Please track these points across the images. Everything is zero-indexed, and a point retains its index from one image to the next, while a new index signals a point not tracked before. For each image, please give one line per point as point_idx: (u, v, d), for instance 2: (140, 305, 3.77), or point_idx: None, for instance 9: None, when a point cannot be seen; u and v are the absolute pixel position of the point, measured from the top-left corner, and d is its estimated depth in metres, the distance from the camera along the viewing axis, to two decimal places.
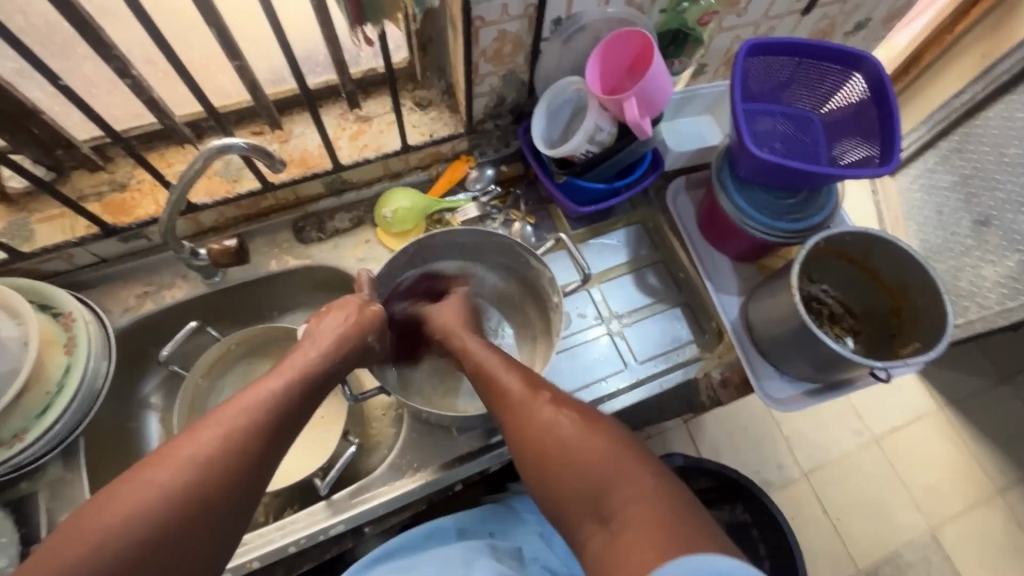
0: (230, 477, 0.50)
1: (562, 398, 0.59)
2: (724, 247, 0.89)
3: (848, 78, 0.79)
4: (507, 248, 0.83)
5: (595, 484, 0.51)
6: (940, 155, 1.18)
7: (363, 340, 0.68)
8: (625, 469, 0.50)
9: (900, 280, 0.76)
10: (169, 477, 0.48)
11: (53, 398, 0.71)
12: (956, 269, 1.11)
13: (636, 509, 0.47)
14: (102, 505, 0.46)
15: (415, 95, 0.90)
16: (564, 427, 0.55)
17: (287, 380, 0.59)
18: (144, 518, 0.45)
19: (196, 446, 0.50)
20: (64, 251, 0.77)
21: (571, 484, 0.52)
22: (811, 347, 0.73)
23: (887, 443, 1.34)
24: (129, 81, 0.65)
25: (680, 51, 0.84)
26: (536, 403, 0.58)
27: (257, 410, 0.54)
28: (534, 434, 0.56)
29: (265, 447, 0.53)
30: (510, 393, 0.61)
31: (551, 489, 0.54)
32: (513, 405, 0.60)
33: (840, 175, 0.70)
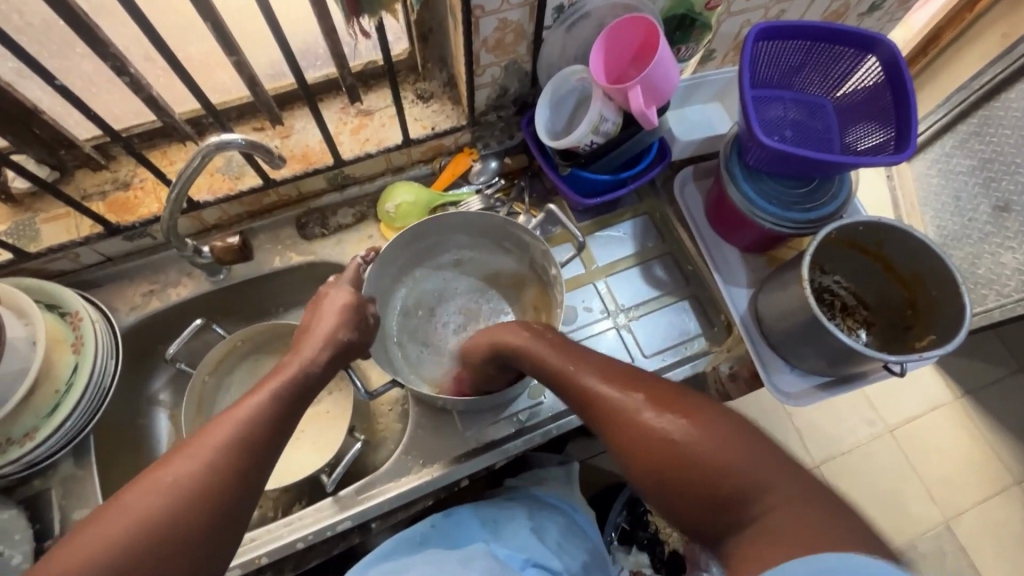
0: (208, 499, 0.48)
1: (658, 390, 0.53)
2: (734, 238, 0.86)
3: (861, 61, 0.76)
4: (498, 227, 0.83)
5: (722, 490, 0.45)
6: (959, 139, 1.14)
7: (336, 340, 0.67)
8: (752, 466, 0.45)
9: (914, 270, 0.74)
10: (142, 503, 0.46)
11: (62, 396, 0.72)
12: (974, 256, 1.09)
13: (777, 512, 0.42)
14: (78, 539, 0.44)
15: (416, 87, 0.88)
16: (671, 424, 0.49)
17: (265, 394, 0.57)
18: (129, 547, 0.44)
19: (171, 470, 0.48)
20: (70, 251, 0.78)
21: (688, 489, 0.46)
22: (823, 341, 0.72)
23: (901, 433, 1.32)
24: (127, 79, 0.64)
25: (687, 37, 0.81)
26: (632, 401, 0.52)
27: (234, 428, 0.53)
28: (638, 438, 0.50)
29: (246, 464, 0.51)
30: (600, 394, 0.55)
31: (667, 495, 0.48)
32: (607, 407, 0.54)
33: (854, 162, 0.67)
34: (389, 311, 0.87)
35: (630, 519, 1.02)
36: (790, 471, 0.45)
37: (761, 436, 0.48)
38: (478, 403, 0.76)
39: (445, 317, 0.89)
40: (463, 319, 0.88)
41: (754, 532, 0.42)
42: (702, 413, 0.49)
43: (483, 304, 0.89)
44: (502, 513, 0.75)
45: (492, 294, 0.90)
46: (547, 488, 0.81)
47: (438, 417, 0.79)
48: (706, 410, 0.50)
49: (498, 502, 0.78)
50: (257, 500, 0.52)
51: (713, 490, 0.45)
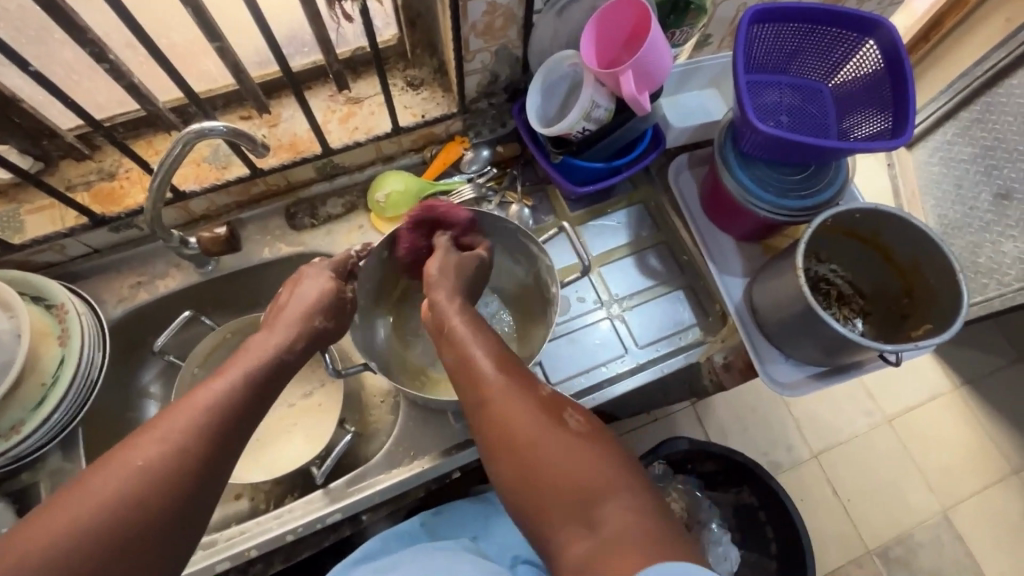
0: (175, 483, 0.48)
1: (544, 391, 0.54)
2: (729, 227, 0.85)
3: (860, 45, 0.74)
4: (510, 233, 0.81)
5: (578, 488, 0.47)
6: (960, 126, 1.12)
7: (311, 327, 0.66)
8: (607, 476, 0.47)
9: (910, 259, 0.73)
10: (106, 487, 0.45)
11: (48, 390, 0.71)
12: (975, 245, 1.07)
13: (616, 523, 0.44)
14: (37, 524, 0.43)
15: (406, 75, 0.87)
16: (546, 426, 0.50)
17: (230, 374, 0.56)
18: (91, 530, 0.43)
19: (136, 453, 0.48)
20: (55, 242, 0.77)
21: (548, 483, 0.48)
22: (817, 330, 0.70)
23: (899, 423, 1.31)
24: (107, 66, 0.63)
25: (681, 21, 0.79)
26: (516, 395, 0.53)
27: (200, 410, 0.52)
28: (516, 426, 0.51)
29: (212, 446, 0.51)
30: (492, 379, 0.55)
31: (521, 491, 0.49)
32: (491, 396, 0.54)
33: (848, 148, 0.66)
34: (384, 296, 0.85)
35: None
36: (640, 484, 0.47)
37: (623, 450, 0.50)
38: None
39: None
40: None
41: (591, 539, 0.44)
42: (575, 420, 0.51)
43: (478, 304, 0.89)
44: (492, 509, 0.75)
45: (489, 297, 0.90)
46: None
47: (429, 410, 0.79)
48: (583, 419, 0.52)
49: (490, 497, 0.78)
50: (224, 483, 0.52)
51: (564, 493, 0.47)
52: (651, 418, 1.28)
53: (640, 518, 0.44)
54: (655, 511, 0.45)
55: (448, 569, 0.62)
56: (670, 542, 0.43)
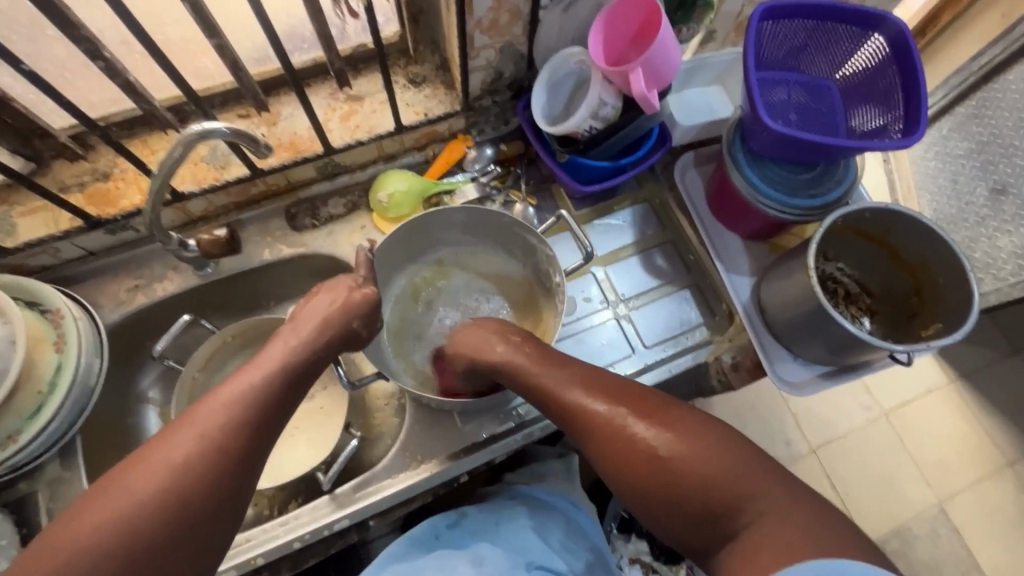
0: (206, 483, 0.49)
1: (647, 404, 0.56)
2: (736, 225, 0.84)
3: (864, 40, 0.74)
4: (505, 227, 0.80)
5: (712, 498, 0.49)
6: (956, 121, 1.12)
7: (348, 328, 0.67)
8: (744, 479, 0.49)
9: (921, 257, 0.72)
10: (142, 485, 0.47)
11: (45, 398, 0.69)
12: (972, 239, 1.08)
13: (768, 522, 0.46)
14: (76, 517, 0.46)
15: (408, 71, 0.85)
16: (664, 441, 0.52)
17: (261, 372, 0.58)
18: (131, 525, 0.46)
19: (169, 451, 0.49)
20: (49, 245, 0.74)
21: (680, 500, 0.50)
22: (827, 330, 0.70)
23: (897, 417, 1.32)
24: (102, 64, 0.61)
25: (688, 17, 0.78)
26: (622, 416, 0.55)
27: (230, 407, 0.53)
28: (628, 451, 0.53)
29: (245, 447, 0.52)
30: (587, 410, 0.57)
31: (657, 509, 0.52)
32: (597, 422, 0.56)
33: (861, 146, 0.65)
34: (384, 298, 0.86)
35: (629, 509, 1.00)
36: (778, 478, 0.49)
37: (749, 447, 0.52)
38: (481, 404, 0.75)
39: (441, 314, 0.86)
40: (460, 316, 0.86)
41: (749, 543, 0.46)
42: (690, 427, 0.53)
43: (483, 303, 0.87)
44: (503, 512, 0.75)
45: (492, 293, 0.88)
46: (548, 484, 0.80)
47: (436, 412, 0.78)
48: (688, 423, 0.53)
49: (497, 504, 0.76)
50: (252, 483, 0.53)
51: (706, 504, 0.49)
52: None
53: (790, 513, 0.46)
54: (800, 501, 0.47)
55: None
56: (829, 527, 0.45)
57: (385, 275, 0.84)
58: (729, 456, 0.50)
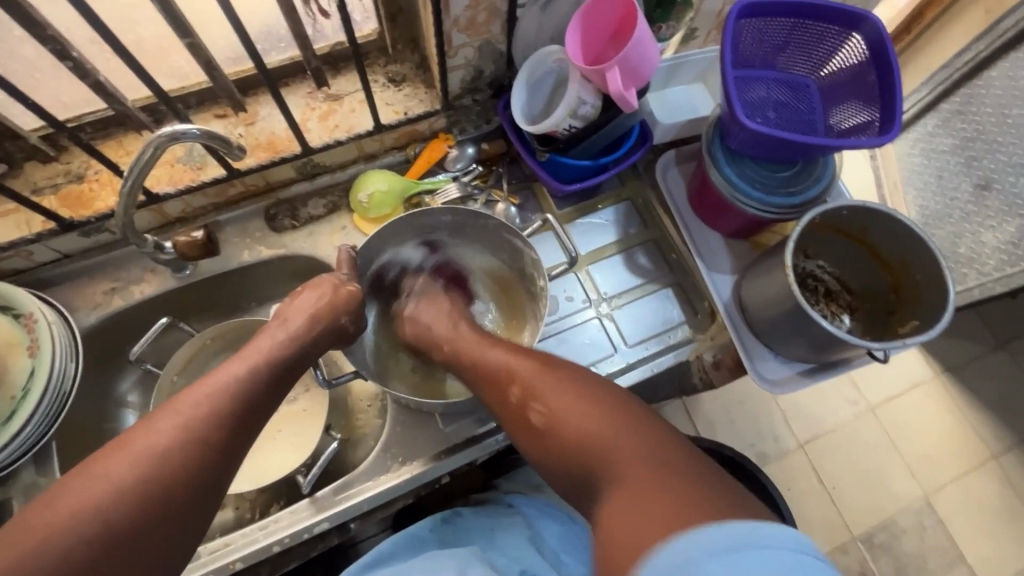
0: (184, 473, 0.49)
1: (558, 367, 0.59)
2: (718, 224, 0.84)
3: (846, 39, 0.74)
4: (491, 229, 0.80)
5: (587, 444, 0.51)
6: (942, 117, 1.13)
7: (337, 324, 0.67)
8: (623, 432, 0.49)
9: (898, 255, 0.73)
10: (120, 470, 0.47)
11: (19, 403, 0.69)
12: (955, 235, 1.09)
13: (629, 464, 0.47)
14: (52, 502, 0.45)
15: (387, 70, 0.84)
16: (557, 396, 0.55)
17: (247, 364, 0.58)
18: (107, 513, 0.45)
19: (151, 440, 0.49)
20: (22, 249, 0.73)
21: (560, 446, 0.53)
22: (805, 328, 0.71)
23: (882, 412, 1.33)
24: (70, 64, 0.60)
25: (668, 15, 0.77)
26: (530, 373, 0.59)
27: (213, 398, 0.53)
28: (521, 402, 0.58)
29: (225, 440, 0.52)
30: (495, 368, 0.63)
31: (548, 457, 0.55)
32: (509, 379, 0.60)
33: (834, 145, 0.66)
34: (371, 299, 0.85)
35: None
36: (652, 431, 0.49)
37: (640, 409, 0.52)
38: (463, 406, 0.74)
39: None
40: None
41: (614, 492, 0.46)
42: (588, 386, 0.55)
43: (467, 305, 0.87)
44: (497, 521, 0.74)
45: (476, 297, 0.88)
46: (546, 495, 0.81)
47: (418, 414, 0.77)
48: (580, 380, 0.56)
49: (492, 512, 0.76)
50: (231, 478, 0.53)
51: (581, 448, 0.51)
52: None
53: (663, 468, 0.45)
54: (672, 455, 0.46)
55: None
56: (707, 488, 0.42)
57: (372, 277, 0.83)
58: (614, 413, 0.51)
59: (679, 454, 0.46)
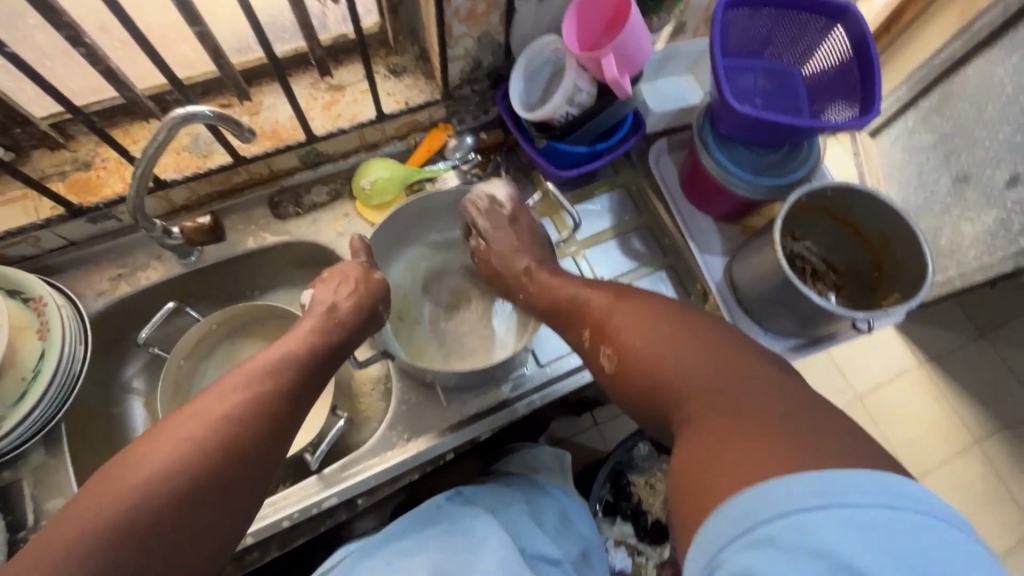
0: (249, 444, 0.50)
1: (642, 302, 0.61)
2: (710, 206, 0.88)
3: (829, 30, 0.77)
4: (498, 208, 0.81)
5: (670, 378, 0.52)
6: (922, 114, 1.17)
7: (376, 312, 0.68)
8: (698, 358, 0.51)
9: (881, 233, 0.76)
10: (200, 433, 0.48)
11: (29, 384, 0.69)
12: (938, 227, 1.16)
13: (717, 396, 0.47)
14: (135, 460, 0.46)
15: (388, 62, 0.87)
16: (638, 330, 0.57)
17: (304, 342, 0.59)
18: (180, 477, 0.46)
19: (219, 409, 0.50)
20: (30, 234, 0.75)
21: (642, 379, 0.54)
22: (796, 302, 0.74)
23: (869, 400, 1.38)
24: (83, 50, 0.62)
25: (659, 7, 0.81)
26: (611, 309, 0.62)
27: (275, 374, 0.55)
28: (603, 334, 0.61)
29: (286, 414, 0.53)
30: (581, 303, 0.66)
31: (617, 381, 0.58)
32: (591, 314, 0.64)
33: (819, 127, 0.69)
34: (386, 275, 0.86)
35: (613, 492, 1.03)
36: (749, 371, 0.48)
37: (728, 344, 0.52)
38: (470, 383, 0.77)
39: (435, 297, 0.87)
40: (455, 299, 0.86)
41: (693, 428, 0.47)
42: (676, 321, 0.56)
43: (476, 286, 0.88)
44: (499, 497, 0.76)
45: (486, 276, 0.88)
46: (543, 476, 0.83)
47: (423, 394, 0.79)
48: (662, 311, 0.58)
49: (495, 488, 0.78)
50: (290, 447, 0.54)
51: (666, 381, 0.52)
52: (593, 421, 1.23)
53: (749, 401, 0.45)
54: (755, 389, 0.46)
55: (470, 561, 0.63)
56: (803, 425, 0.41)
57: (384, 257, 0.85)
58: (698, 347, 0.52)
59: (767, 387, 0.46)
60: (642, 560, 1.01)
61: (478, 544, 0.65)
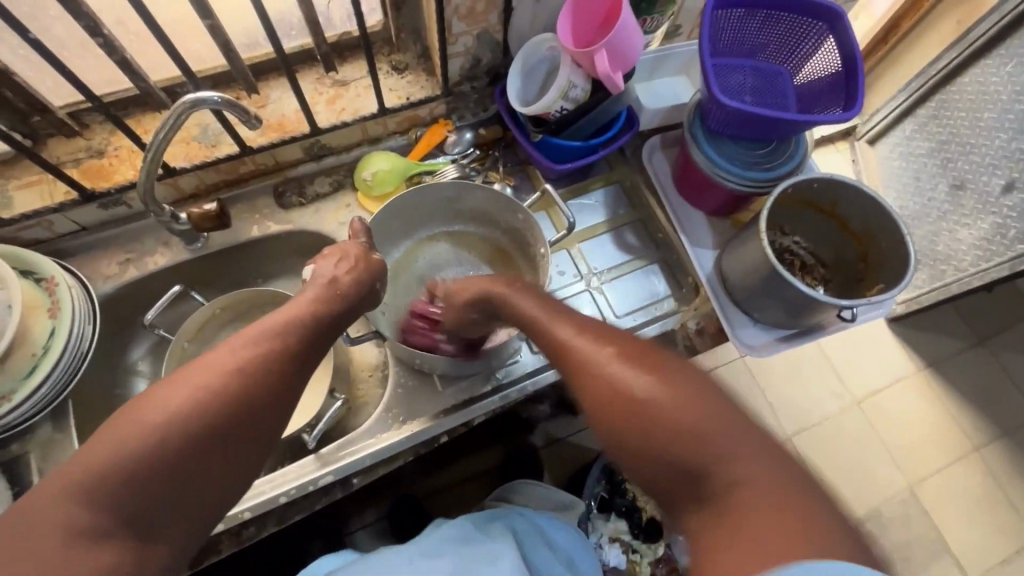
0: (260, 398, 0.51)
1: (633, 348, 0.50)
2: (701, 202, 0.90)
3: (812, 27, 0.79)
4: (502, 206, 0.82)
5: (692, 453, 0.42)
6: (918, 122, 1.20)
7: (372, 290, 0.70)
8: (724, 430, 0.42)
9: (864, 225, 0.78)
10: (213, 383, 0.49)
11: (39, 359, 0.72)
12: (933, 234, 1.18)
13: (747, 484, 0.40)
14: (147, 406, 0.46)
15: (391, 59, 0.91)
16: (643, 386, 0.45)
17: (308, 309, 0.61)
18: (194, 423, 0.47)
19: (233, 360, 0.51)
20: (45, 218, 0.78)
21: (653, 449, 0.44)
22: (780, 291, 0.76)
23: (867, 405, 1.38)
24: (101, 40, 0.65)
25: (652, 8, 0.84)
26: (604, 359, 0.49)
27: (284, 335, 0.56)
28: (597, 384, 0.48)
29: (293, 372, 0.55)
30: (569, 343, 0.53)
31: (614, 445, 0.46)
32: (578, 360, 0.51)
33: (805, 120, 0.72)
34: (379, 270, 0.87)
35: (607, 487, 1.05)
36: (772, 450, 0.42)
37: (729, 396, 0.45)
38: (466, 369, 0.79)
39: None
40: None
41: (716, 513, 0.40)
42: (679, 376, 0.46)
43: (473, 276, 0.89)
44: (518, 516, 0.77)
45: (482, 267, 0.90)
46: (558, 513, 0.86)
47: (419, 377, 0.81)
48: (665, 362, 0.48)
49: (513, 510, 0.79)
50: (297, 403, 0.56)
51: (684, 458, 0.42)
52: None
53: (761, 472, 0.40)
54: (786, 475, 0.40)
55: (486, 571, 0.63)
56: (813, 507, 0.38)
57: (382, 246, 0.86)
58: (708, 405, 0.44)
59: (770, 445, 0.42)
60: (636, 557, 1.00)
61: (493, 555, 0.65)
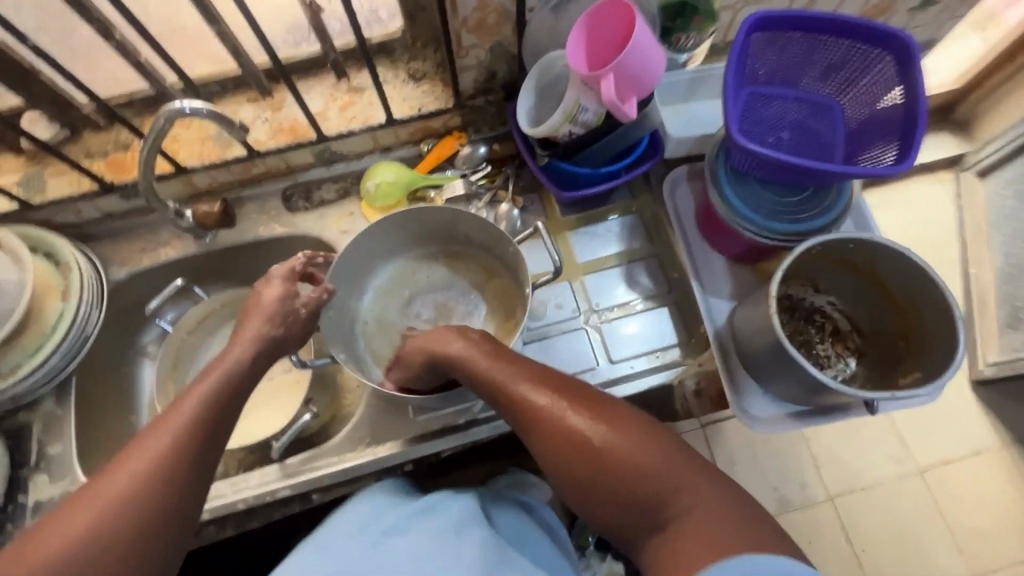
0: (201, 452, 0.52)
1: (590, 397, 0.54)
2: (722, 245, 0.82)
3: (872, 57, 0.67)
4: (492, 236, 0.79)
5: (652, 491, 0.48)
6: None
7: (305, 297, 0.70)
8: (678, 468, 0.49)
9: (910, 296, 0.66)
10: (152, 454, 0.50)
11: (46, 339, 0.77)
12: None
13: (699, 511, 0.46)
14: (92, 494, 0.47)
15: (409, 67, 0.87)
16: (598, 435, 0.51)
17: (238, 356, 0.62)
18: (143, 494, 0.48)
19: (168, 427, 0.52)
20: (71, 204, 0.83)
21: (618, 492, 0.49)
22: (792, 369, 0.67)
23: (933, 477, 1.05)
24: (113, 44, 0.68)
25: (688, 25, 0.75)
26: (566, 409, 0.53)
27: (212, 388, 0.57)
28: (561, 439, 0.52)
29: (225, 418, 0.56)
30: (531, 401, 0.55)
31: (580, 492, 0.51)
32: (538, 415, 0.54)
33: (840, 173, 0.61)
34: (366, 287, 0.86)
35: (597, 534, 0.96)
36: (714, 476, 0.49)
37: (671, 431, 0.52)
38: (434, 403, 0.75)
39: (417, 308, 0.86)
40: (435, 312, 0.86)
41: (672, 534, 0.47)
42: (627, 424, 0.51)
43: (460, 302, 0.86)
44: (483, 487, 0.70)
45: (471, 293, 0.87)
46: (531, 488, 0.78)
47: (392, 402, 0.79)
48: (616, 413, 0.52)
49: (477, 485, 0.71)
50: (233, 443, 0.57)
51: (644, 493, 0.48)
52: None
53: (711, 493, 0.47)
54: (732, 492, 0.48)
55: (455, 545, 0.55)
56: (754, 515, 0.46)
57: (371, 264, 0.84)
58: (659, 447, 0.50)
59: (712, 470, 0.49)
60: None
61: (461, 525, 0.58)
